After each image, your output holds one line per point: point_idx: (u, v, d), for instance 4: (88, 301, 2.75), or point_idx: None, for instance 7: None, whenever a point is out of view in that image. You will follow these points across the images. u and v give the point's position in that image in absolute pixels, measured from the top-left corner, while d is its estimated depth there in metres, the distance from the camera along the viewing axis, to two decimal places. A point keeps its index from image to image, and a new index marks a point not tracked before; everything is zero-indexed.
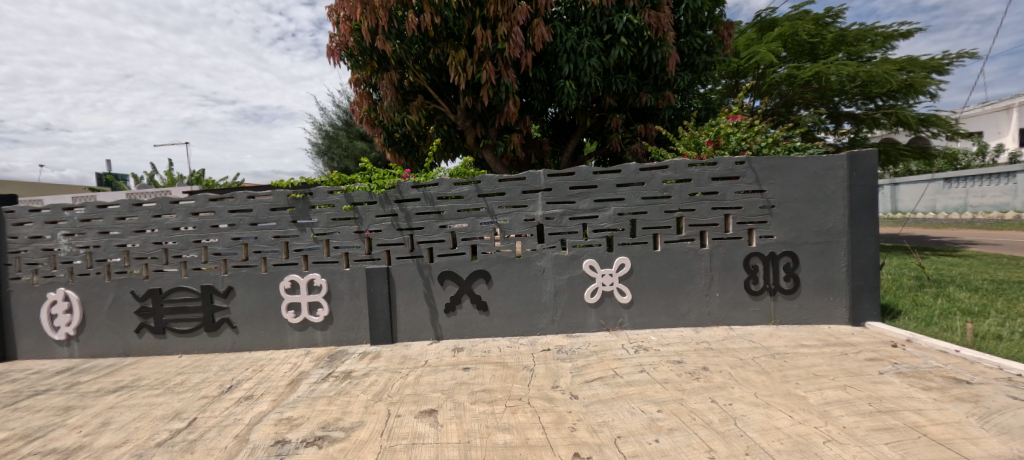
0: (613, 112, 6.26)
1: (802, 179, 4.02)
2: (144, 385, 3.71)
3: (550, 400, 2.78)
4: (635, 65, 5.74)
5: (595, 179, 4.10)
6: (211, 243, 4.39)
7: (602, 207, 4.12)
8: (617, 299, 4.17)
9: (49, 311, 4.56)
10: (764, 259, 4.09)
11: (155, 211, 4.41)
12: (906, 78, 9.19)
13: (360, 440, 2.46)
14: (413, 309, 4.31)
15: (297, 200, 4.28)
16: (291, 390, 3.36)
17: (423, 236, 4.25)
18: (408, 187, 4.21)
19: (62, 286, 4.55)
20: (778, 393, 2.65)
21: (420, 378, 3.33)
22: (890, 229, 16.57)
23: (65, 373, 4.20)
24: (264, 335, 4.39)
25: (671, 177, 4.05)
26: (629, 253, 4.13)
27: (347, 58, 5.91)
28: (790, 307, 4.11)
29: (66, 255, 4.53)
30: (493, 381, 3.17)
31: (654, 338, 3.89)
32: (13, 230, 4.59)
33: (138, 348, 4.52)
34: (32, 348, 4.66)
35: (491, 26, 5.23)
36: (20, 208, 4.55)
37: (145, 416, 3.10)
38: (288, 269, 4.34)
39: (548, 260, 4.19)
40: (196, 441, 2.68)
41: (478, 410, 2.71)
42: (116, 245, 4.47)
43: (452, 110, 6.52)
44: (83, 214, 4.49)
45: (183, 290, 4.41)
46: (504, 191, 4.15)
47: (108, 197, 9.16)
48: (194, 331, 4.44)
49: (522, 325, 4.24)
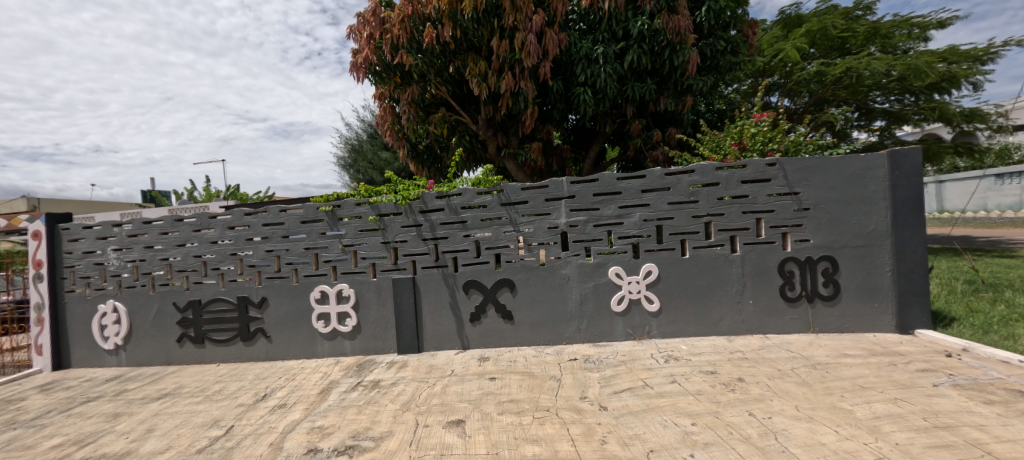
0: (634, 117, 6.18)
1: (839, 180, 3.84)
2: (185, 393, 3.87)
3: (579, 411, 2.73)
4: (655, 71, 5.73)
5: (619, 186, 4.05)
6: (246, 255, 4.56)
7: (627, 213, 4.05)
8: (644, 307, 4.07)
9: (100, 322, 4.85)
10: (800, 264, 3.90)
11: (194, 225, 4.63)
12: (947, 69, 8.70)
13: (389, 450, 2.48)
14: (439, 319, 4.34)
15: (326, 212, 4.41)
16: (322, 399, 3.43)
17: (448, 245, 4.29)
18: (432, 198, 4.29)
19: (112, 298, 4.83)
20: (822, 407, 2.51)
21: (447, 388, 3.34)
22: (936, 230, 15.57)
23: (113, 381, 4.43)
24: (296, 345, 4.51)
25: (698, 181, 3.95)
26: (656, 259, 4.04)
27: (371, 74, 6.05)
28: (831, 314, 3.89)
29: (115, 269, 4.81)
30: (521, 391, 3.14)
31: (685, 347, 3.77)
32: (69, 246, 4.91)
33: (179, 357, 4.72)
34: (84, 357, 4.94)
35: (506, 35, 5.27)
36: (75, 225, 4.87)
37: (186, 424, 3.22)
38: (317, 280, 4.46)
39: (572, 268, 4.15)
40: (233, 448, 2.76)
41: (506, 421, 2.69)
42: (159, 259, 4.71)
43: (473, 121, 6.60)
44: (130, 230, 4.77)
45: (221, 301, 4.60)
46: (528, 199, 4.17)
47: (151, 212, 9.77)
48: (232, 340, 4.61)
49: (547, 334, 4.20)
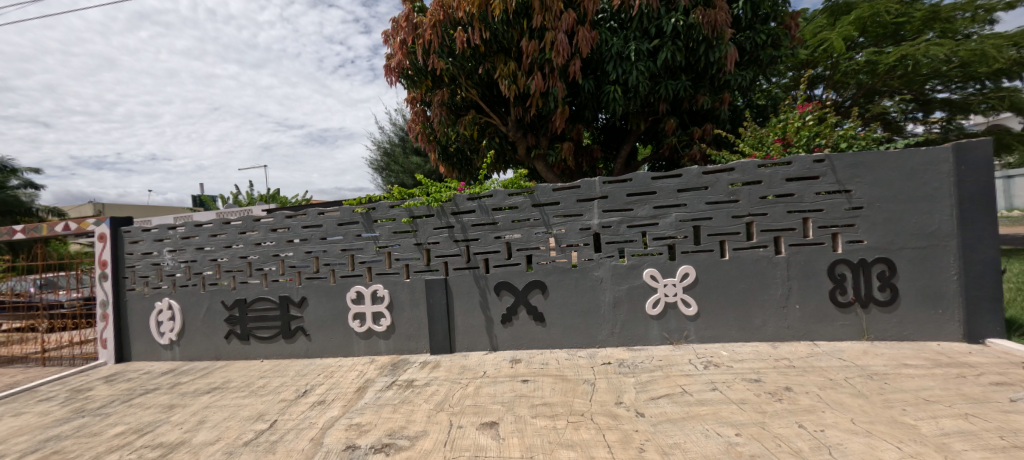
0: (667, 115, 6.02)
1: (895, 176, 3.59)
2: (233, 387, 4.07)
3: (615, 417, 2.66)
4: (689, 67, 5.55)
5: (654, 185, 3.94)
6: (287, 256, 4.76)
7: (662, 213, 3.93)
8: (681, 311, 3.93)
9: (157, 318, 5.19)
10: (853, 267, 3.65)
11: (240, 228, 4.87)
12: (1018, 54, 7.97)
13: (424, 450, 2.50)
14: (471, 320, 4.36)
15: (361, 215, 4.53)
16: (359, 397, 3.52)
17: (479, 247, 4.31)
18: (464, 200, 4.32)
19: (167, 296, 5.15)
20: (881, 420, 2.33)
21: (480, 389, 3.35)
22: (1004, 230, 14.30)
23: (168, 374, 4.72)
24: (333, 343, 4.66)
25: (738, 180, 3.78)
26: (693, 261, 3.89)
27: (403, 78, 6.18)
28: (888, 321, 3.63)
29: (170, 269, 5.13)
30: (554, 394, 3.10)
31: (725, 353, 3.62)
32: (130, 247, 5.28)
33: (227, 352, 4.98)
34: (143, 351, 5.30)
35: (536, 37, 5.25)
36: (135, 228, 5.24)
37: (234, 417, 3.38)
38: (353, 280, 4.59)
39: (605, 270, 4.07)
40: (277, 442, 2.86)
41: (540, 425, 2.66)
42: (209, 259, 4.99)
43: (503, 122, 6.61)
44: (183, 233, 5.08)
45: (265, 300, 4.82)
46: (559, 200, 4.13)
47: (200, 215, 10.38)
48: (274, 338, 4.81)
49: (580, 337, 4.14)
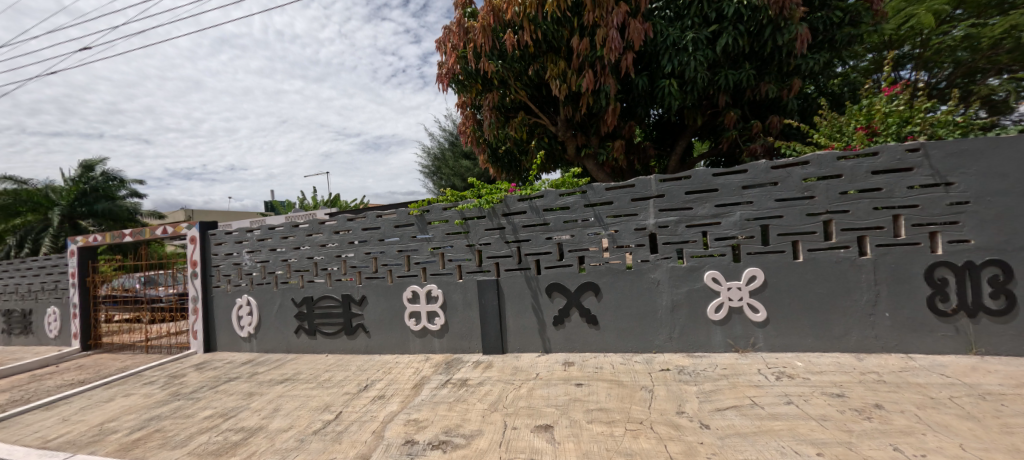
0: (727, 107, 5.67)
1: (1010, 165, 3.06)
2: (302, 379, 4.35)
3: (677, 427, 2.53)
4: (753, 54, 5.20)
5: (716, 182, 3.72)
6: (349, 257, 5.02)
7: (725, 212, 3.70)
8: (748, 317, 3.67)
9: (237, 313, 5.69)
10: (957, 271, 3.16)
11: (307, 230, 5.22)
12: None
13: (480, 449, 2.52)
14: (523, 321, 4.35)
15: (416, 217, 4.70)
16: (415, 393, 3.63)
17: (531, 248, 4.29)
18: (515, 201, 4.34)
19: (246, 293, 5.64)
20: (999, 448, 2.02)
21: (533, 391, 3.33)
22: None
23: (248, 364, 5.16)
24: (391, 340, 4.84)
25: (813, 174, 3.46)
26: (761, 263, 3.61)
27: (454, 83, 6.32)
28: (1005, 333, 3.08)
29: (248, 268, 5.60)
30: (610, 400, 3.00)
31: (800, 363, 3.33)
32: (215, 248, 5.84)
33: (296, 346, 5.34)
34: (226, 342, 5.83)
35: (587, 33, 5.16)
36: (219, 231, 5.79)
37: (304, 406, 3.61)
38: (409, 280, 4.75)
39: (662, 271, 3.90)
40: (342, 433, 3.02)
41: (596, 431, 2.59)
42: (280, 260, 5.39)
43: (552, 122, 6.56)
44: (259, 235, 5.53)
45: (329, 298, 5.12)
46: (613, 200, 4.02)
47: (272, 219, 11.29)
48: (338, 334, 5.10)
49: (636, 342, 3.99)
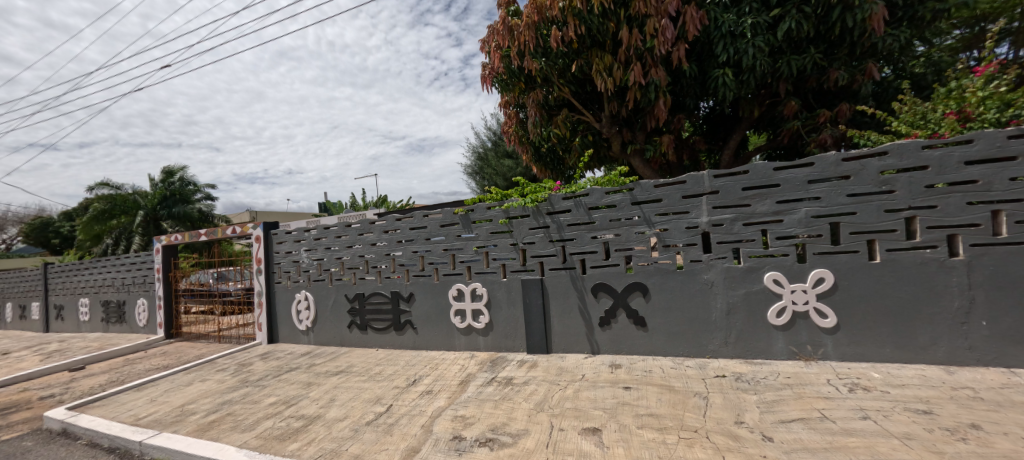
0: (788, 96, 5.28)
1: None
2: (355, 371, 4.55)
3: (735, 437, 2.38)
4: (819, 37, 4.80)
5: (777, 177, 3.46)
6: (397, 255, 5.19)
7: (788, 209, 3.44)
8: (814, 322, 3.38)
9: (296, 307, 6.05)
10: None
11: (358, 230, 5.45)
12: None
13: (527, 449, 2.51)
14: (568, 321, 4.29)
15: (461, 216, 4.77)
16: (462, 390, 3.68)
17: (576, 247, 4.23)
18: (560, 199, 4.28)
19: (303, 289, 5.98)
20: None
21: (579, 393, 3.26)
22: None
23: (306, 356, 5.48)
24: (438, 337, 4.95)
25: (891, 166, 3.13)
26: (830, 264, 3.32)
27: (498, 83, 6.36)
28: None
29: (305, 265, 5.95)
30: (661, 406, 2.88)
31: (877, 375, 3.02)
32: (276, 247, 6.25)
33: (349, 340, 5.60)
34: (286, 335, 6.22)
35: (635, 24, 4.99)
36: (280, 231, 6.19)
37: (357, 398, 3.77)
38: (454, 279, 4.84)
39: (717, 272, 3.70)
40: (393, 425, 3.12)
41: (647, 437, 2.49)
42: (334, 258, 5.67)
43: (597, 119, 6.42)
44: (315, 234, 5.84)
45: (379, 295, 5.32)
46: (662, 197, 3.87)
47: (327, 219, 11.91)
48: (387, 329, 5.29)
49: (688, 346, 3.81)
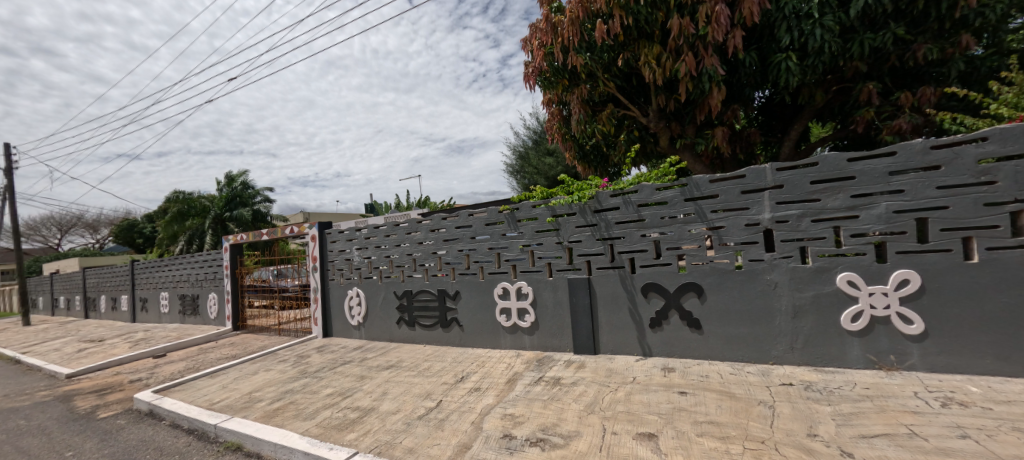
0: (861, 80, 4.83)
1: None
2: (405, 366, 4.68)
3: (808, 451, 2.20)
4: (899, 12, 4.36)
5: (851, 169, 3.17)
6: (443, 253, 5.28)
7: (864, 203, 3.14)
8: (897, 329, 3.06)
9: (348, 304, 6.32)
10: None
11: (406, 229, 5.60)
12: None
13: (580, 451, 2.45)
14: (617, 322, 4.17)
15: (506, 214, 4.78)
16: (509, 388, 3.67)
17: (625, 245, 4.10)
18: (608, 196, 4.17)
19: (355, 286, 6.24)
20: None
21: (631, 396, 3.16)
22: None
23: (358, 350, 5.71)
24: (483, 335, 4.99)
25: (991, 154, 2.77)
26: (916, 264, 2.99)
27: (541, 81, 6.32)
28: None
29: (357, 263, 6.20)
30: (722, 413, 2.73)
31: (975, 389, 2.69)
32: (330, 246, 6.56)
33: (398, 335, 5.77)
34: (340, 329, 6.52)
35: (686, 12, 4.76)
36: (334, 230, 6.49)
37: (408, 392, 3.87)
38: (500, 277, 4.85)
39: (781, 272, 3.45)
40: (443, 420, 3.17)
41: (708, 445, 2.36)
42: (383, 256, 5.87)
43: (643, 113, 6.21)
44: (365, 233, 6.07)
45: (426, 292, 5.44)
46: (719, 192, 3.66)
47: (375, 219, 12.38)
48: (434, 326, 5.39)
49: (748, 350, 3.59)
